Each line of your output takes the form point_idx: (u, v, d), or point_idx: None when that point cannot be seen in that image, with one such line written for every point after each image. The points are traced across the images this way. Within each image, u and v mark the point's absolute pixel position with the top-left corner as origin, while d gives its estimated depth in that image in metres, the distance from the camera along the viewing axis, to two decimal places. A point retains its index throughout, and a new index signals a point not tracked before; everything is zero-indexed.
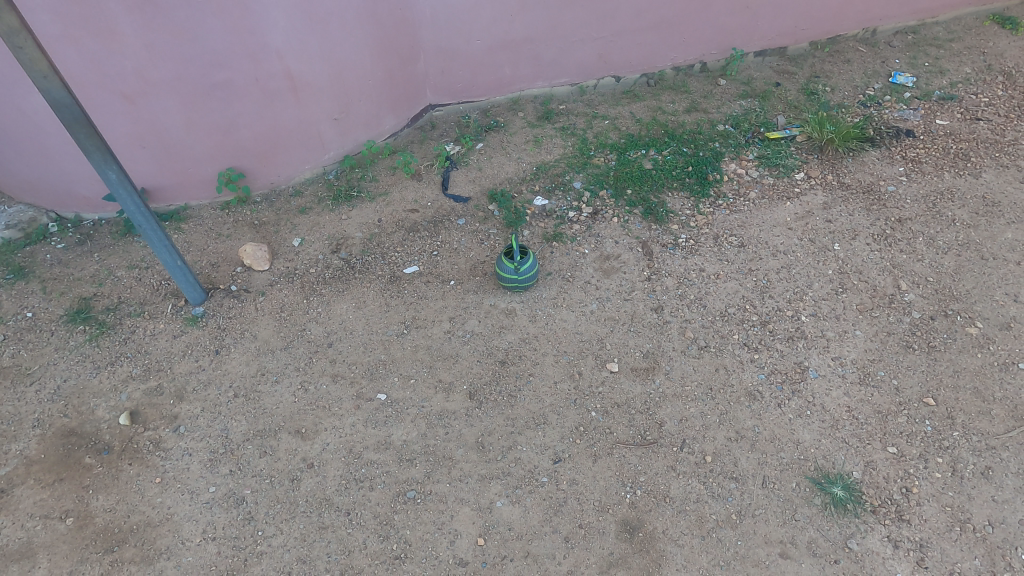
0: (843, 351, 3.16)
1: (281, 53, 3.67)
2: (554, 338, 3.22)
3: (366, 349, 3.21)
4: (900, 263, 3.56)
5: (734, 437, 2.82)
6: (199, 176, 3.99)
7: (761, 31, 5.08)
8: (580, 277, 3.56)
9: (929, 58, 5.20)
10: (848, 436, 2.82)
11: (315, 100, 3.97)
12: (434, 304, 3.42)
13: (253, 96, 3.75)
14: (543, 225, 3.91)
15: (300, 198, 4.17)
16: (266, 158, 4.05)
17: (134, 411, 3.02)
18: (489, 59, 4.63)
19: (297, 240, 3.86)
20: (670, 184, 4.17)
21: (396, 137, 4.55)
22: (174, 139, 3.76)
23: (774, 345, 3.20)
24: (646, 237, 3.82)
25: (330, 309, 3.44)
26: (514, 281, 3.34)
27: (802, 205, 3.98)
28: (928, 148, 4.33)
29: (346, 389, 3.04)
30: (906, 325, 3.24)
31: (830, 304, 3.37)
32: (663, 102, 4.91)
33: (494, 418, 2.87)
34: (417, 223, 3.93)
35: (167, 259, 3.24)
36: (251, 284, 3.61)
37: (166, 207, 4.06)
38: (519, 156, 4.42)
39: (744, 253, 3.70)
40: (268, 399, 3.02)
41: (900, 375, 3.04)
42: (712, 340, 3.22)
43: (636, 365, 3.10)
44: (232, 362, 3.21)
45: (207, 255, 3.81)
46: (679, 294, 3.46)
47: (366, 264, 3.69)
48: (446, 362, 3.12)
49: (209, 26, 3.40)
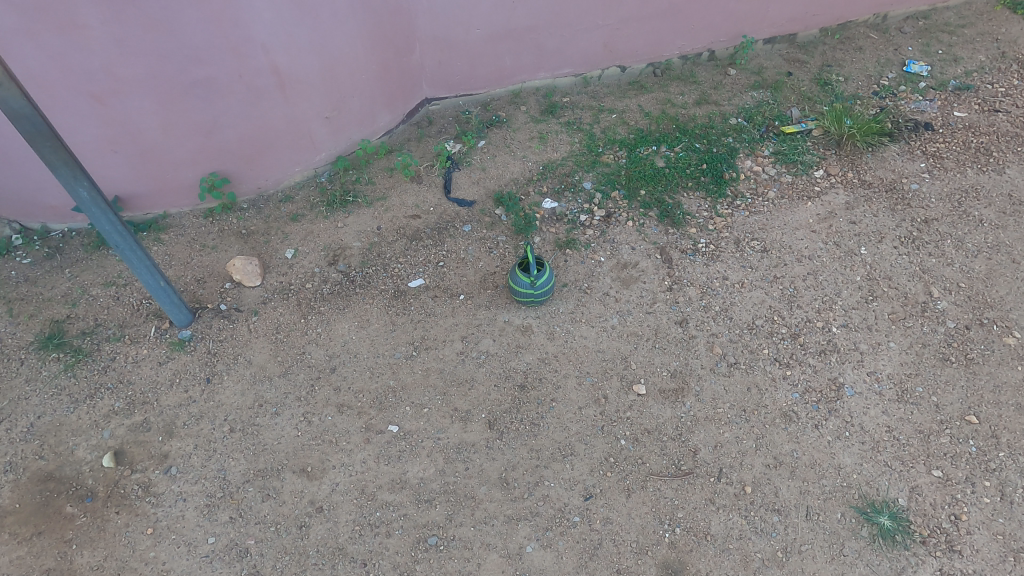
0: (878, 365, 3.01)
1: (267, 47, 3.34)
2: (575, 358, 3.02)
3: (372, 374, 2.97)
4: (929, 268, 3.41)
5: (773, 463, 2.66)
6: (179, 182, 3.66)
7: (772, 18, 4.86)
8: (599, 288, 3.35)
9: (942, 45, 5.01)
10: (890, 459, 2.68)
11: (304, 97, 3.64)
12: (444, 321, 3.18)
13: (237, 95, 3.42)
14: (554, 230, 3.68)
15: (290, 204, 3.86)
16: (253, 160, 3.73)
17: (118, 451, 2.75)
18: (489, 48, 4.32)
19: (290, 251, 3.57)
20: (684, 184, 3.97)
21: (391, 135, 4.25)
22: (151, 142, 3.43)
23: (806, 360, 3.04)
24: (664, 243, 3.61)
25: (330, 329, 3.18)
26: (529, 296, 3.13)
27: (824, 205, 3.80)
28: (948, 142, 4.17)
29: (354, 420, 2.80)
30: (940, 336, 3.10)
31: (861, 314, 3.22)
32: (671, 94, 4.67)
33: (517, 451, 2.67)
34: (419, 230, 3.66)
35: (149, 281, 2.92)
36: (241, 302, 3.33)
37: (143, 215, 3.73)
38: (524, 155, 4.16)
39: (768, 258, 3.51)
40: (268, 434, 2.78)
41: (939, 391, 2.90)
42: (742, 356, 3.05)
43: (664, 387, 2.91)
44: (226, 392, 2.95)
45: (191, 270, 3.51)
46: (703, 306, 3.27)
47: (367, 277, 3.42)
48: (461, 388, 2.89)
49: (187, 18, 3.06)
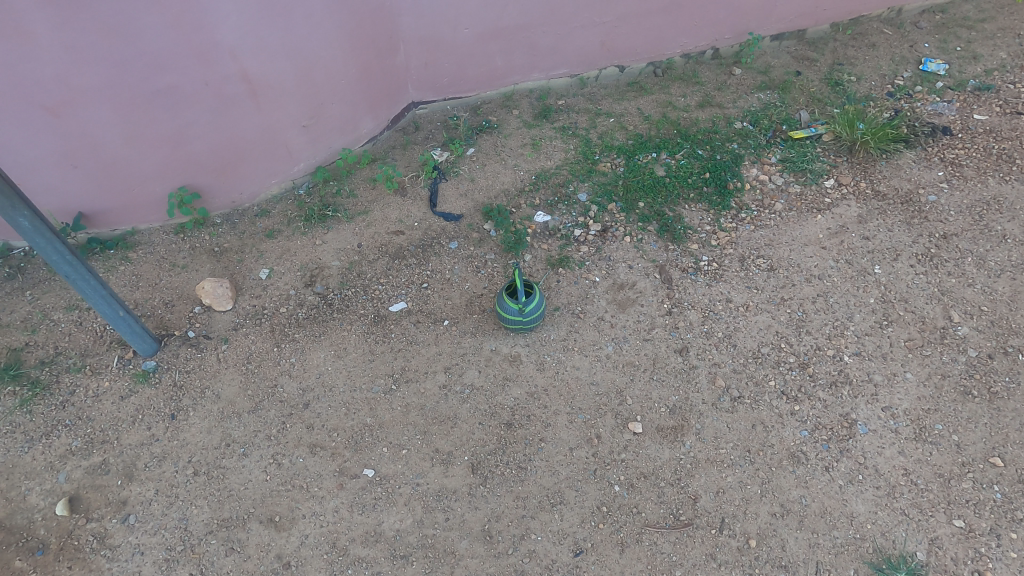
0: (893, 399, 2.79)
1: (235, 52, 3.08)
2: (566, 392, 2.80)
3: (348, 410, 2.76)
4: (949, 289, 3.17)
5: (779, 512, 2.45)
6: (147, 197, 3.42)
7: (780, 13, 4.58)
8: (593, 313, 3.13)
9: (960, 41, 4.72)
10: (907, 507, 2.47)
11: (279, 105, 3.39)
12: (426, 350, 2.96)
13: (205, 104, 3.17)
14: (546, 247, 3.45)
15: (266, 218, 3.62)
16: (226, 173, 3.48)
17: (74, 497, 2.56)
18: (479, 48, 4.06)
19: (264, 271, 3.35)
20: (686, 195, 3.72)
21: (374, 142, 4.00)
22: (113, 156, 3.18)
23: (816, 393, 2.82)
24: (663, 260, 3.38)
25: (305, 359, 2.96)
26: (518, 323, 2.92)
27: (835, 218, 3.56)
28: (968, 148, 3.91)
29: (327, 463, 2.60)
30: (961, 367, 2.87)
31: (875, 341, 2.99)
32: (673, 96, 4.41)
33: (502, 499, 2.47)
34: (402, 248, 3.43)
35: (107, 311, 2.70)
36: (211, 328, 3.11)
37: (110, 232, 3.49)
38: (515, 163, 3.92)
39: (775, 278, 3.28)
40: (235, 478, 2.59)
41: (960, 429, 2.67)
42: (746, 390, 2.83)
43: (662, 424, 2.70)
44: (191, 431, 2.75)
45: (159, 292, 3.29)
46: (705, 332, 3.05)
47: (345, 300, 3.20)
48: (442, 427, 2.68)
49: (144, 22, 2.81)
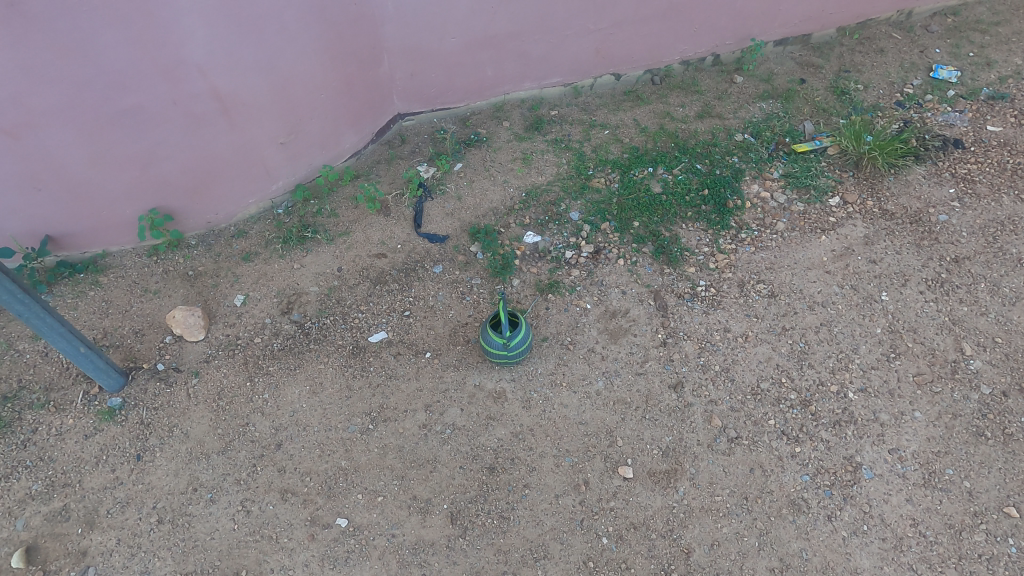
0: (901, 440, 2.62)
1: (204, 69, 2.91)
2: (553, 432, 2.65)
3: (322, 453, 2.62)
4: (960, 318, 2.99)
5: (776, 567, 2.32)
6: (117, 219, 3.25)
7: (784, 17, 4.37)
8: (583, 344, 2.96)
9: (973, 45, 4.50)
10: (914, 562, 2.32)
11: (254, 123, 3.22)
12: (406, 386, 2.81)
13: (174, 123, 3.01)
14: (535, 271, 3.28)
15: (243, 240, 3.46)
16: (199, 193, 3.32)
17: (31, 547, 2.44)
18: (468, 57, 3.87)
19: (239, 297, 3.20)
20: (683, 213, 3.54)
21: (358, 157, 3.83)
22: (79, 179, 3.01)
23: (818, 433, 2.65)
24: (658, 285, 3.21)
25: (278, 395, 2.82)
26: (503, 357, 2.77)
27: (840, 239, 3.38)
28: (981, 162, 3.71)
29: (299, 511, 2.47)
30: (974, 405, 2.70)
31: (881, 375, 2.82)
32: (671, 105, 4.22)
33: (482, 553, 2.34)
34: (385, 272, 3.27)
35: (67, 348, 2.55)
36: (182, 360, 2.97)
37: (79, 254, 3.33)
38: (504, 179, 3.75)
39: (776, 305, 3.10)
40: (201, 527, 2.46)
41: (972, 475, 2.51)
42: (744, 430, 2.67)
43: (654, 469, 2.55)
44: (157, 473, 2.61)
45: (130, 320, 3.14)
46: (702, 366, 2.88)
47: (323, 329, 3.05)
48: (421, 471, 2.54)
49: (104, 40, 2.64)
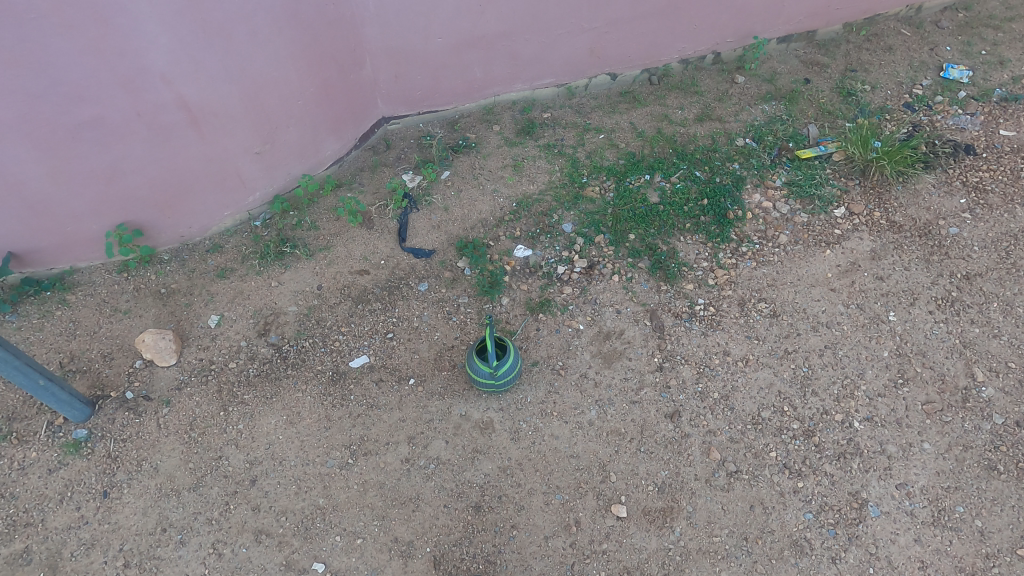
0: (909, 475, 2.49)
1: (168, 78, 2.73)
2: (543, 466, 2.52)
3: (299, 490, 2.49)
4: (971, 341, 2.85)
5: None
6: (83, 235, 3.08)
7: (788, 14, 4.17)
8: (575, 369, 2.81)
9: (986, 43, 4.30)
10: None
11: (226, 133, 3.04)
12: (389, 416, 2.67)
13: (139, 135, 2.82)
14: (525, 288, 3.12)
15: (219, 254, 3.29)
16: (169, 206, 3.14)
17: None
18: (455, 58, 3.67)
19: (213, 318, 3.04)
20: (681, 225, 3.37)
21: (340, 165, 3.64)
22: (38, 195, 2.83)
23: (821, 467, 2.52)
24: (655, 304, 3.05)
25: (254, 425, 2.67)
26: (490, 386, 2.62)
27: (845, 253, 3.22)
28: (994, 170, 3.54)
29: (274, 554, 2.34)
30: (985, 437, 2.57)
31: (888, 404, 2.68)
32: (669, 108, 4.02)
33: None
34: (367, 290, 3.11)
35: (25, 382, 2.38)
36: (152, 386, 2.81)
37: (46, 271, 3.15)
38: (494, 188, 3.57)
39: (778, 326, 2.95)
40: (170, 571, 2.33)
41: (984, 513, 2.39)
42: (744, 463, 2.53)
43: (649, 507, 2.42)
44: (125, 512, 2.47)
45: (98, 342, 2.98)
46: (700, 393, 2.73)
47: (301, 353, 2.89)
48: (403, 510, 2.42)
49: (56, 49, 2.45)
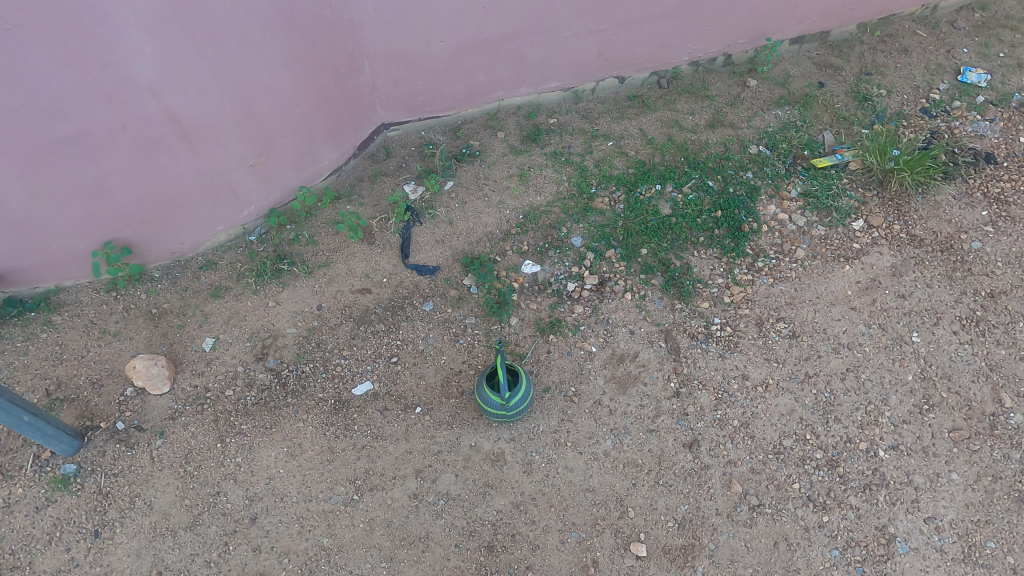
0: (938, 508, 2.40)
1: (155, 89, 2.56)
2: (558, 502, 2.42)
3: (303, 529, 2.37)
4: (997, 363, 2.76)
5: None
6: (67, 253, 2.91)
7: (802, 14, 4.02)
8: (588, 395, 2.70)
9: (1004, 44, 4.18)
10: None
11: (218, 145, 2.88)
12: (395, 448, 2.55)
13: (125, 149, 2.65)
14: (535, 307, 2.99)
15: (212, 272, 3.13)
16: (159, 222, 2.98)
17: None
18: (457, 62, 3.51)
19: (208, 341, 2.89)
20: (695, 238, 3.24)
21: (338, 174, 3.48)
22: (18, 213, 2.65)
23: (847, 500, 2.43)
24: (669, 324, 2.93)
25: (253, 458, 2.54)
26: (501, 416, 2.50)
27: (865, 268, 3.11)
28: (1016, 180, 3.43)
29: None
30: (1014, 467, 2.49)
31: (914, 431, 2.59)
32: (680, 113, 3.88)
33: None
34: (369, 310, 2.97)
35: (9, 420, 2.23)
36: (145, 416, 2.67)
37: (29, 290, 2.98)
38: (500, 200, 3.42)
39: (798, 348, 2.84)
40: None
41: (1015, 549, 2.31)
42: (766, 496, 2.44)
43: (668, 545, 2.34)
44: (119, 553, 2.35)
45: (86, 367, 2.83)
46: (719, 421, 2.63)
47: (301, 379, 2.76)
48: (413, 551, 2.32)
49: (33, 61, 2.27)
